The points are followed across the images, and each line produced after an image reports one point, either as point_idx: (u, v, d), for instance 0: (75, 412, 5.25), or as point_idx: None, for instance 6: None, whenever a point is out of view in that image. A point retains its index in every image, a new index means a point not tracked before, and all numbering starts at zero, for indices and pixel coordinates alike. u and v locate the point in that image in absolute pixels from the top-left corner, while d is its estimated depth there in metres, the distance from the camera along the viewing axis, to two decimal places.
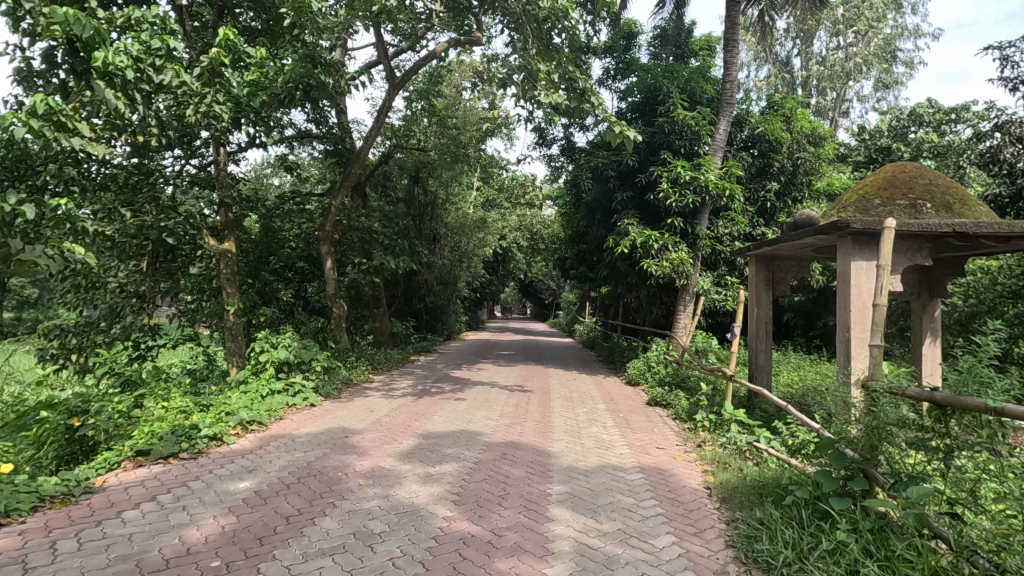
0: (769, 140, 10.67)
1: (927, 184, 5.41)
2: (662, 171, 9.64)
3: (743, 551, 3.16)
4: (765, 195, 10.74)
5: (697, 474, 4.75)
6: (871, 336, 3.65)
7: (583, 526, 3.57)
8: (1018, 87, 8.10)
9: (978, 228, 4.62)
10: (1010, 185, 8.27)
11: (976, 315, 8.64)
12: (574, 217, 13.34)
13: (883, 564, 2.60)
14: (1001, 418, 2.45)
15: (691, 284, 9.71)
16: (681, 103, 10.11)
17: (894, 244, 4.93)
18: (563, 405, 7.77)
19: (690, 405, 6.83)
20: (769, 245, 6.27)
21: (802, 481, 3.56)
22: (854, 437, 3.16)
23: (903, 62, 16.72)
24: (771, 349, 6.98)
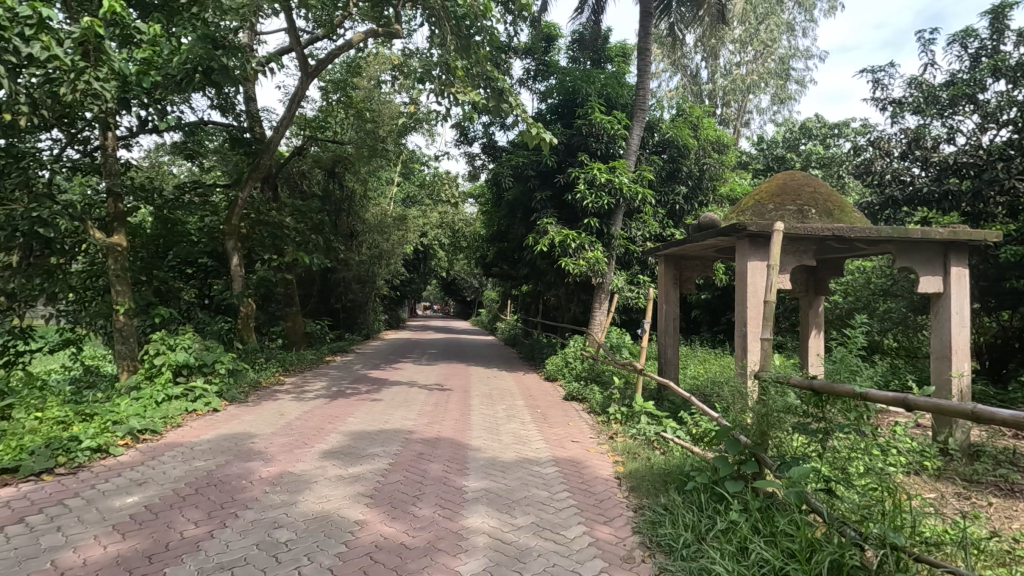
0: (678, 145, 11.30)
1: (812, 191, 5.95)
2: (579, 173, 9.90)
3: (648, 537, 3.32)
4: (675, 198, 11.34)
5: (608, 464, 4.94)
6: (763, 330, 3.96)
7: (498, 521, 3.59)
8: (887, 107, 9.07)
9: (854, 232, 5.13)
10: (881, 194, 9.28)
11: (853, 310, 9.80)
12: (495, 216, 13.41)
13: (769, 539, 2.81)
14: (867, 401, 2.80)
15: (606, 283, 10.09)
16: (598, 108, 10.45)
17: (783, 246, 5.38)
18: (483, 402, 7.78)
19: (604, 399, 7.08)
20: (677, 246, 6.63)
21: (702, 467, 3.79)
22: (747, 425, 3.41)
23: (797, 79, 18.22)
24: (679, 344, 7.40)
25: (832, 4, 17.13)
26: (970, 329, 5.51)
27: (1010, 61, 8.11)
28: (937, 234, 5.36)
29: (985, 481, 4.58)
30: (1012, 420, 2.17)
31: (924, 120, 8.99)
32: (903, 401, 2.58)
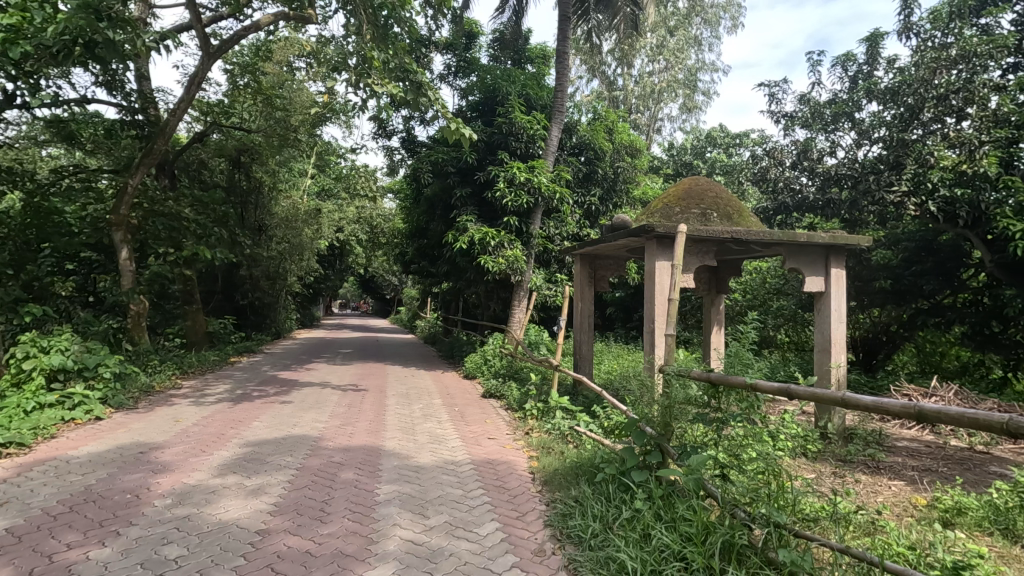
0: (594, 148, 11.67)
1: (714, 196, 6.34)
2: (499, 171, 9.96)
3: (558, 529, 3.40)
4: (591, 199, 11.69)
5: (524, 460, 5.01)
6: (667, 327, 4.17)
7: (410, 523, 3.54)
8: (780, 120, 9.85)
9: (750, 235, 5.53)
10: (774, 201, 10.08)
11: (750, 307, 10.60)
12: (414, 212, 13.18)
13: (669, 524, 2.95)
14: (756, 392, 3.05)
15: (525, 280, 10.26)
16: (518, 107, 10.56)
17: (688, 247, 5.70)
18: (398, 402, 7.62)
19: (521, 396, 7.18)
20: (591, 245, 6.84)
21: (611, 459, 3.92)
22: (651, 416, 3.57)
23: (703, 90, 19.35)
24: (593, 340, 7.63)
25: (734, 22, 18.35)
26: (846, 324, 6.11)
27: (881, 84, 9.06)
28: (820, 239, 5.91)
29: (855, 460, 5.13)
30: (873, 405, 2.45)
31: (811, 134, 9.85)
32: (786, 391, 2.83)
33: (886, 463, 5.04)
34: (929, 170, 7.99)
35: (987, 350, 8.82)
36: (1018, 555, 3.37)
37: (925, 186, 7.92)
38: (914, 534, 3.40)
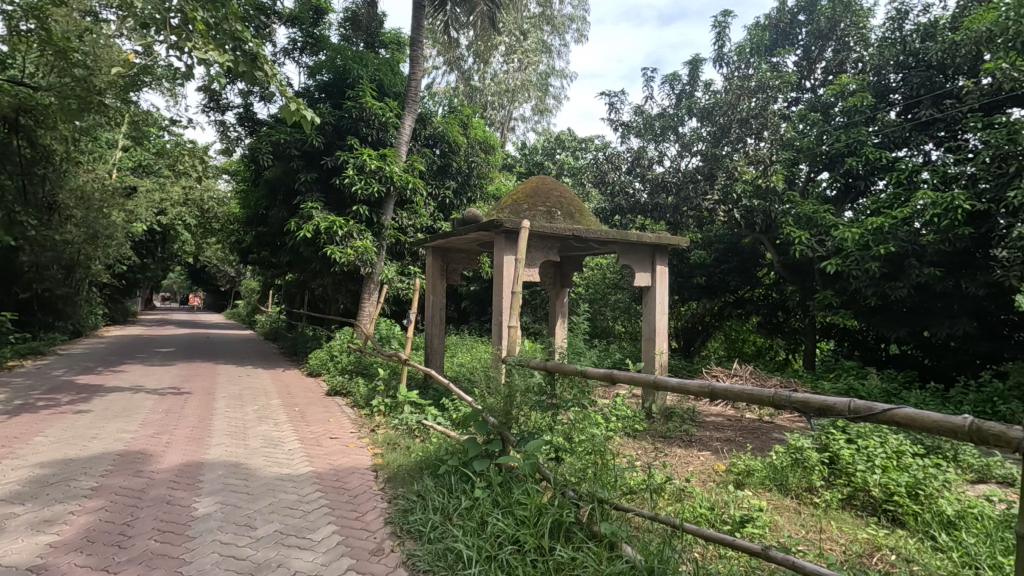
0: (448, 141, 11.68)
1: (558, 196, 6.69)
2: (348, 157, 9.51)
3: (399, 525, 3.34)
4: (445, 192, 11.68)
5: (367, 458, 4.84)
6: (510, 319, 4.34)
7: (233, 536, 3.22)
8: (618, 127, 10.70)
9: (588, 233, 5.94)
10: (610, 202, 10.87)
11: (592, 301, 11.44)
12: (252, 196, 12.02)
13: (505, 509, 3.03)
14: (586, 377, 3.35)
15: (376, 272, 9.95)
16: (369, 92, 10.15)
17: (533, 242, 5.96)
18: (228, 404, 6.91)
19: (369, 392, 6.93)
20: (443, 238, 6.85)
21: (454, 451, 3.95)
22: (493, 406, 3.66)
23: (554, 95, 20.29)
24: (444, 334, 7.64)
25: (580, 34, 19.55)
26: (668, 315, 6.84)
27: (699, 104, 10.25)
28: (648, 239, 6.54)
29: (673, 435, 5.79)
30: (677, 386, 2.81)
31: (643, 143, 10.84)
32: (609, 376, 3.12)
33: (697, 437, 5.77)
34: (735, 182, 9.22)
35: (775, 336, 10.90)
36: (787, 504, 4.08)
37: (732, 197, 9.21)
38: (713, 496, 3.94)
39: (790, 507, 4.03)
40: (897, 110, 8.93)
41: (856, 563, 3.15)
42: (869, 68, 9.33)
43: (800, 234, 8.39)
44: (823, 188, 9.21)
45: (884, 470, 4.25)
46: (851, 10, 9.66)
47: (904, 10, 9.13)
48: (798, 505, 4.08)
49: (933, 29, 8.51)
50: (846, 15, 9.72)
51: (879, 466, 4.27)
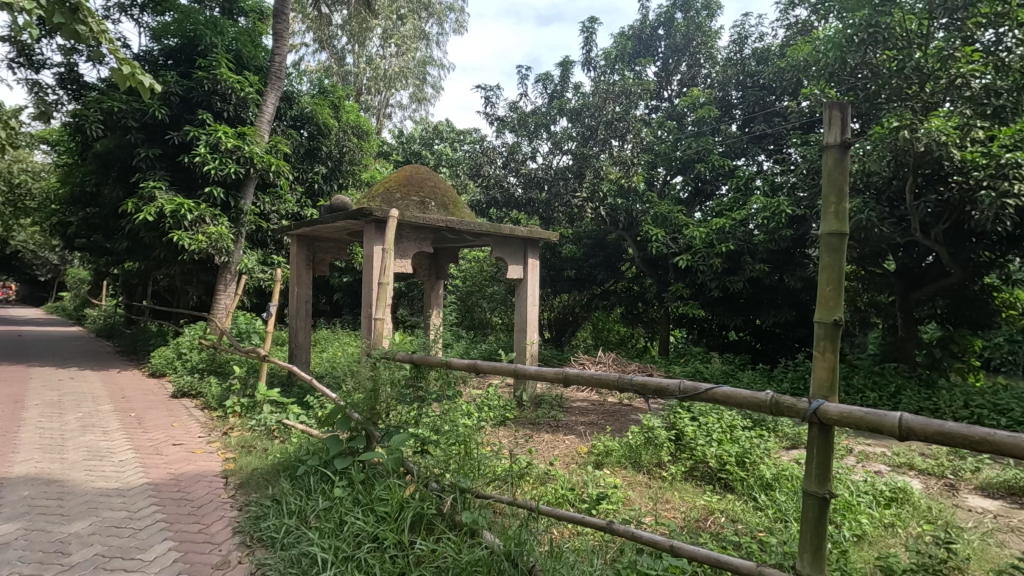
0: (317, 123, 11.02)
1: (432, 186, 6.61)
2: (199, 133, 8.60)
3: (249, 534, 3.09)
4: (313, 177, 11.01)
5: (217, 463, 4.41)
6: (377, 311, 4.22)
7: (38, 566, 2.76)
8: (494, 121, 10.80)
9: (461, 225, 5.95)
10: (485, 194, 10.88)
11: (469, 293, 11.51)
12: (77, 171, 10.37)
13: (365, 507, 2.93)
14: (451, 369, 3.37)
15: (233, 261, 9.11)
16: (224, 63, 9.21)
17: (406, 232, 5.84)
18: (43, 413, 5.92)
19: (222, 391, 6.33)
20: (309, 225, 6.45)
21: (315, 450, 3.74)
22: (358, 401, 3.52)
23: (432, 84, 19.94)
24: (310, 327, 7.21)
25: (458, 25, 19.45)
26: (538, 306, 7.10)
27: (569, 105, 10.61)
28: (520, 232, 6.70)
29: (541, 422, 6.03)
30: (536, 373, 2.93)
31: (517, 139, 11.00)
32: (474, 366, 3.18)
33: (563, 422, 6.07)
34: (602, 181, 9.79)
35: (636, 325, 11.78)
36: (640, 479, 4.44)
37: (599, 194, 9.76)
38: (575, 477, 4.18)
39: (643, 482, 4.39)
40: (737, 123, 10.10)
41: (693, 527, 3.52)
42: (715, 84, 10.42)
43: (657, 232, 9.16)
44: (677, 190, 10.11)
45: (720, 442, 4.79)
46: (703, 29, 10.64)
47: (744, 35, 10.29)
48: (649, 479, 4.46)
49: (766, 54, 9.80)
50: (699, 33, 10.69)
51: (716, 439, 4.81)
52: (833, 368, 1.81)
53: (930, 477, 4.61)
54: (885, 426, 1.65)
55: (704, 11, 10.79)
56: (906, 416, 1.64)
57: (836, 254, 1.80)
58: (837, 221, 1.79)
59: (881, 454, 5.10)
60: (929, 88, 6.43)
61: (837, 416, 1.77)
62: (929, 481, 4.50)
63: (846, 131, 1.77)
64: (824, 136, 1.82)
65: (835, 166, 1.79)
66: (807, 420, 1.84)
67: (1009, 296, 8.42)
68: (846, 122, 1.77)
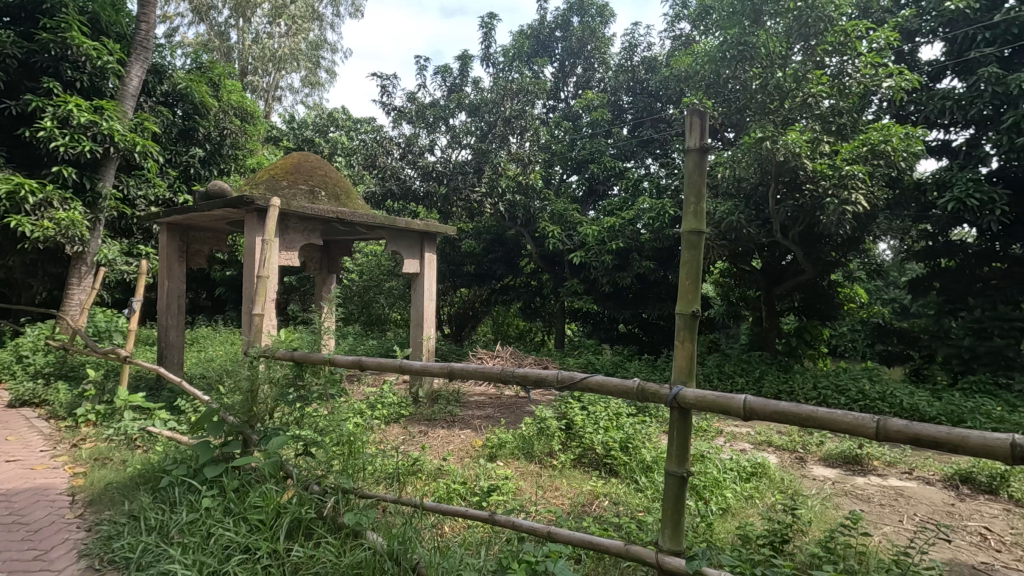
0: (193, 101, 10.07)
1: (323, 175, 6.28)
2: (44, 103, 7.54)
3: (98, 557, 2.75)
4: (189, 160, 10.04)
5: (63, 479, 3.89)
6: (255, 306, 3.96)
7: None
8: (391, 111, 10.47)
9: (353, 216, 5.70)
10: (381, 186, 10.47)
11: (367, 288, 11.16)
12: None
13: (237, 516, 2.72)
14: (335, 366, 3.24)
15: (89, 251, 8.06)
16: (76, 26, 8.12)
17: (292, 223, 5.52)
18: None
19: (73, 398, 5.60)
20: (180, 212, 5.87)
21: (183, 458, 3.42)
22: (233, 403, 3.27)
23: (327, 68, 18.95)
24: (183, 325, 6.58)
25: (354, 8, 18.68)
26: (436, 301, 7.03)
27: (467, 100, 10.34)
28: (416, 225, 6.57)
29: (438, 417, 5.99)
30: (421, 368, 2.90)
31: (415, 131, 10.66)
32: (358, 363, 3.09)
33: (460, 416, 6.07)
34: (499, 177, 9.86)
35: (534, 319, 12.06)
36: (531, 469, 4.55)
37: (497, 190, 9.83)
38: (468, 471, 4.20)
39: (534, 471, 4.50)
40: (628, 127, 10.66)
41: (578, 511, 3.68)
42: (608, 88, 10.92)
43: (553, 228, 9.45)
44: (572, 188, 10.49)
45: (606, 430, 5.05)
46: (596, 35, 11.03)
47: (634, 43, 10.84)
48: (540, 469, 4.58)
49: (654, 63, 10.42)
50: (593, 39, 11.07)
51: (602, 426, 5.06)
52: (691, 357, 1.97)
53: (784, 451, 5.19)
54: (731, 408, 1.82)
55: (598, 17, 11.20)
56: (748, 398, 1.82)
57: (694, 250, 1.95)
58: (695, 220, 1.93)
59: (745, 433, 5.65)
60: (786, 105, 7.20)
61: (693, 400, 1.92)
62: (783, 455, 5.06)
63: (703, 137, 1.91)
64: (687, 140, 1.96)
65: (695, 168, 1.93)
66: (669, 405, 1.98)
67: (850, 291, 9.68)
68: (703, 129, 1.91)
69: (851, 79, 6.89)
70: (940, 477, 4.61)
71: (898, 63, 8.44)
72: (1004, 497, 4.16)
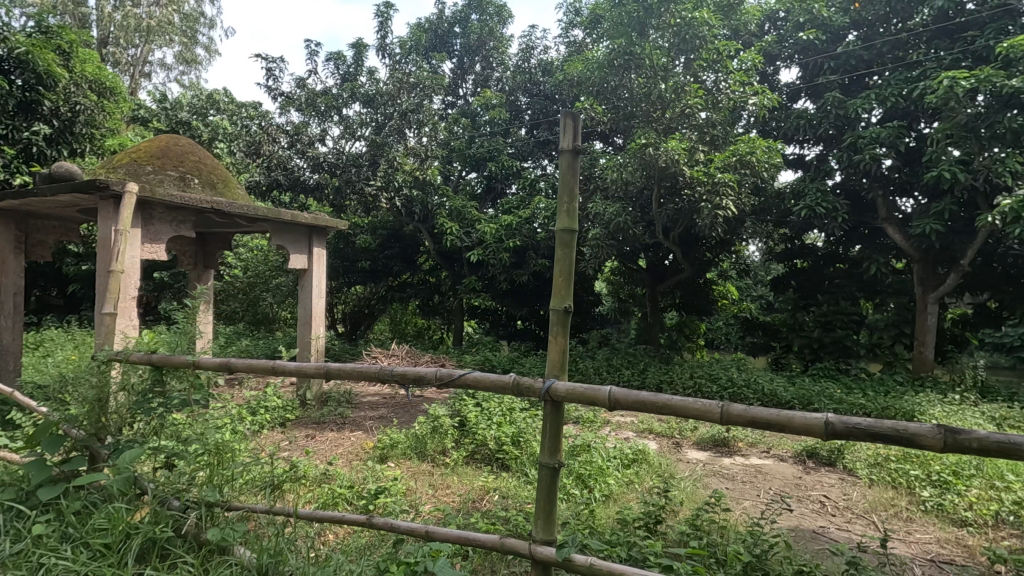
0: (36, 70, 8.77)
1: (196, 161, 5.75)
2: None
3: None
4: (31, 137, 8.73)
5: None
6: (105, 303, 3.57)
7: None
8: (277, 97, 9.84)
9: (230, 207, 5.25)
10: (267, 175, 9.72)
11: (254, 285, 10.46)
12: None
13: (78, 542, 2.39)
14: (201, 369, 2.98)
15: None
16: None
17: (158, 212, 5.00)
18: None
19: None
20: (15, 197, 5.08)
21: (10, 480, 2.94)
22: (77, 414, 2.89)
23: (204, 46, 17.34)
24: (21, 327, 5.73)
25: None
26: (325, 299, 6.71)
27: (361, 89, 10.00)
28: (303, 219, 6.21)
29: (327, 420, 5.72)
30: (295, 370, 2.75)
31: (305, 118, 10.04)
32: (226, 365, 2.87)
33: (351, 418, 5.83)
34: (396, 171, 9.54)
35: (433, 316, 11.94)
36: (423, 468, 4.47)
37: (394, 185, 9.59)
38: (356, 474, 4.05)
39: (425, 471, 4.43)
40: (526, 127, 10.88)
41: (466, 506, 3.70)
42: (506, 88, 11.05)
43: (451, 225, 9.42)
44: (470, 185, 10.51)
45: (499, 425, 5.11)
46: (495, 34, 11.08)
47: (531, 46, 11.04)
48: (432, 468, 4.52)
49: (550, 67, 10.70)
50: (491, 38, 11.10)
51: (496, 422, 5.12)
52: (564, 351, 2.04)
53: (664, 437, 5.57)
54: (598, 400, 1.91)
55: (496, 17, 11.25)
56: (614, 390, 1.92)
57: (568, 248, 2.02)
58: (569, 219, 2.01)
59: (629, 422, 5.98)
60: (667, 114, 7.74)
61: (564, 393, 1.99)
62: (662, 441, 5.43)
63: (576, 138, 1.98)
64: (562, 140, 2.01)
65: (568, 169, 2.00)
66: (542, 398, 2.03)
67: (723, 288, 10.61)
68: (576, 130, 1.98)
69: (723, 94, 7.59)
70: (792, 453, 5.18)
71: (762, 83, 9.39)
72: (840, 467, 4.77)
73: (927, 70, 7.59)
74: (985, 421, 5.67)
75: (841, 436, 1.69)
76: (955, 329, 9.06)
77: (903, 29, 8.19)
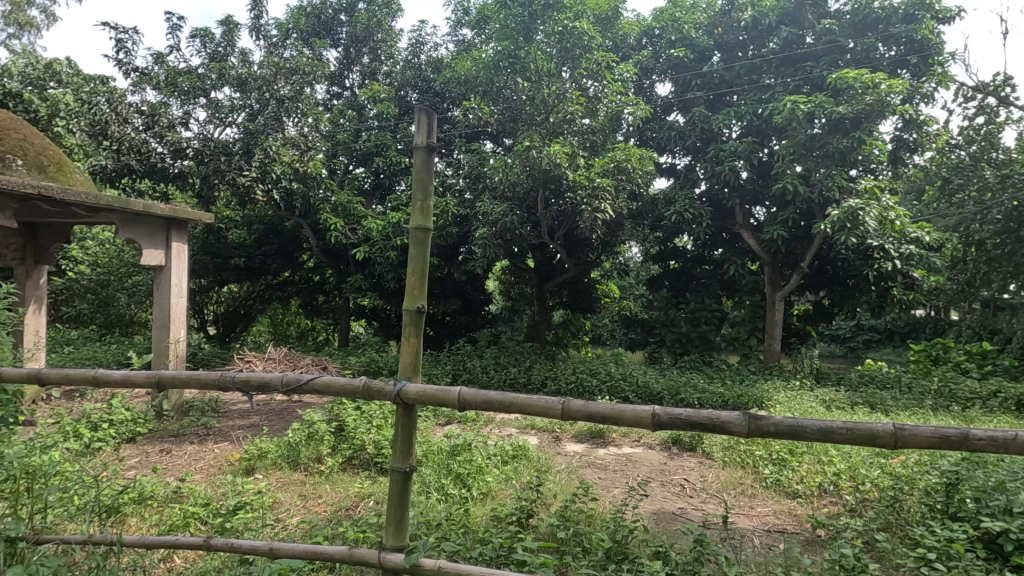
0: None
1: (20, 140, 4.94)
2: None
3: None
4: None
5: None
6: None
7: None
8: (129, 73, 8.77)
9: (63, 194, 4.57)
10: (116, 160, 8.57)
11: (105, 284, 9.29)
12: None
13: None
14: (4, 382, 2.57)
15: None
16: None
17: None
18: None
19: None
20: None
21: None
22: None
23: (41, 7, 15.03)
24: None
25: None
26: (185, 299, 6.10)
27: (232, 71, 9.06)
28: (159, 209, 5.57)
29: (187, 431, 5.19)
30: (121, 380, 2.46)
31: (163, 98, 8.96)
32: (37, 376, 2.49)
33: (216, 428, 5.34)
34: (273, 162, 8.91)
35: (315, 316, 11.35)
36: (294, 478, 4.21)
37: (271, 176, 8.97)
38: (213, 490, 3.71)
39: (297, 481, 4.17)
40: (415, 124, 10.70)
41: (336, 514, 3.55)
42: (395, 82, 10.77)
43: (335, 222, 9.10)
44: (357, 180, 10.12)
45: (379, 428, 4.94)
46: (383, 27, 10.78)
47: (420, 42, 10.87)
48: (304, 477, 4.26)
49: (439, 65, 10.61)
50: (379, 30, 10.79)
51: (375, 426, 4.94)
52: (416, 352, 2.02)
53: (544, 432, 5.73)
54: (448, 400, 1.92)
55: (385, 9, 10.91)
56: (463, 390, 1.94)
57: (422, 248, 2.00)
58: (422, 218, 1.99)
59: (512, 419, 6.07)
60: (551, 118, 7.83)
61: (415, 395, 1.97)
62: (543, 436, 5.58)
63: (431, 135, 1.96)
64: (417, 137, 1.98)
65: (422, 166, 1.97)
66: (393, 401, 2.00)
67: (605, 287, 11.17)
68: (431, 127, 1.95)
69: (602, 103, 7.95)
70: (659, 441, 5.54)
71: (639, 94, 9.97)
72: (699, 451, 5.21)
73: (776, 93, 8.53)
74: (817, 404, 6.49)
75: (665, 426, 1.84)
76: (797, 323, 10.31)
77: (757, 55, 9.10)
